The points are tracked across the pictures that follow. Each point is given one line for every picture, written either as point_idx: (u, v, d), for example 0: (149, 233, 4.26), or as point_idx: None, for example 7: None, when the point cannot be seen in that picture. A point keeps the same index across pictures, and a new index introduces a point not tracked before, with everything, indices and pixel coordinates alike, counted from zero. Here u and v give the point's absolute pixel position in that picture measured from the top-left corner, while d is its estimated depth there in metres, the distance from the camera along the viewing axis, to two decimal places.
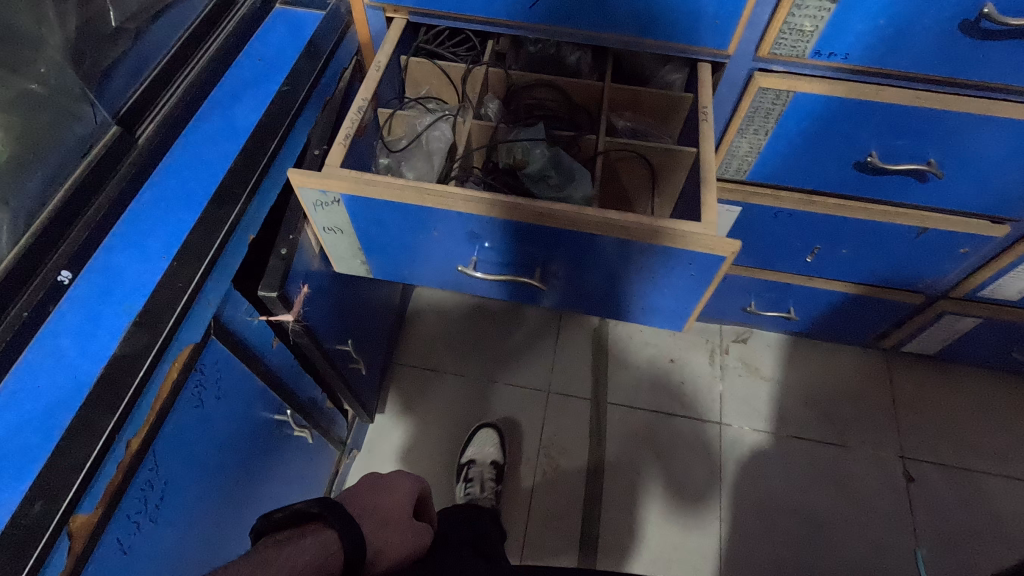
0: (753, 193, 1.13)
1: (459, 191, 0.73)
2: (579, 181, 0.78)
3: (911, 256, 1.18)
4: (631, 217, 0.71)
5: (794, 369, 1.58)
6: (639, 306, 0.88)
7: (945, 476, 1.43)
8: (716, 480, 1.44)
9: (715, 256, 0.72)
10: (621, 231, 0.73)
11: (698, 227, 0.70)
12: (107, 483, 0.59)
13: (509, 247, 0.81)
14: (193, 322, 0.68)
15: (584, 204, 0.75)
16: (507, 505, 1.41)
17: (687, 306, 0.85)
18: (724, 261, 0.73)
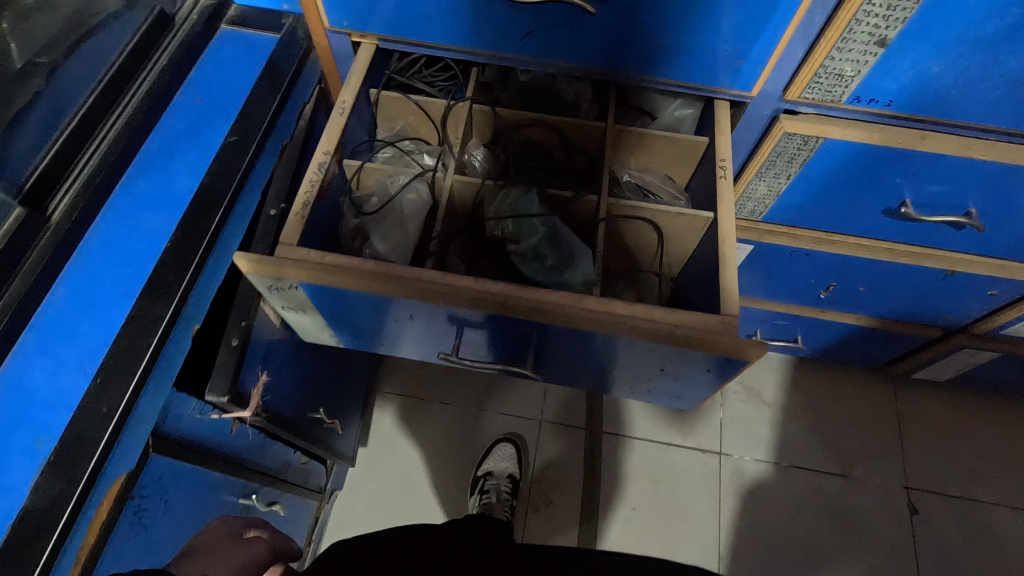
0: (768, 231, 1.02)
1: (440, 282, 0.63)
2: (579, 262, 0.68)
3: (934, 294, 1.10)
4: (642, 322, 0.62)
5: (798, 393, 1.51)
6: (650, 394, 0.79)
7: (950, 507, 1.39)
8: (715, 515, 1.39)
9: (736, 362, 0.63)
10: (628, 330, 0.63)
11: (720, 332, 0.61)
12: None
13: (498, 332, 0.70)
14: (126, 448, 0.58)
15: (585, 296, 0.65)
16: (523, 520, 1.36)
17: (700, 399, 0.76)
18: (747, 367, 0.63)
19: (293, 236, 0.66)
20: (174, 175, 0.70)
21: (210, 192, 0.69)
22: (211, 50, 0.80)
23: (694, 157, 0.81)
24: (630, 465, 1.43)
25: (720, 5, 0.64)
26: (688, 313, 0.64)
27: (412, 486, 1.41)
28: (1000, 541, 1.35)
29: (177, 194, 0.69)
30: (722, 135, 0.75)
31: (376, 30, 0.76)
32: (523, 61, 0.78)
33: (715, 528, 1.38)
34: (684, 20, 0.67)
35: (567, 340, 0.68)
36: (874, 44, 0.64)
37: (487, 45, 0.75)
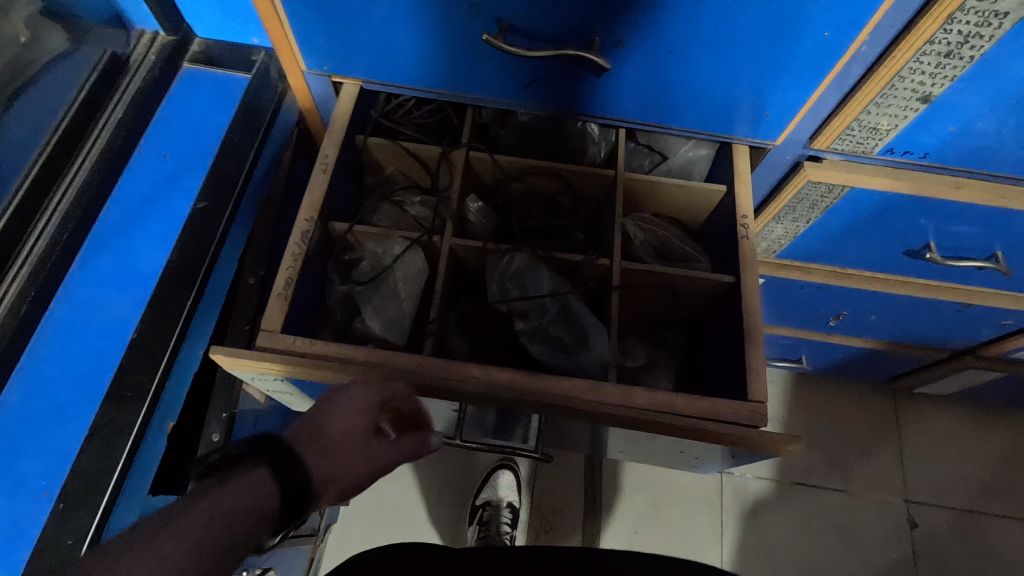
0: (780, 266, 0.97)
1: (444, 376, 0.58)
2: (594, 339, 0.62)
3: (946, 323, 1.06)
4: (663, 415, 0.57)
5: (798, 407, 1.49)
6: (669, 463, 0.75)
7: (950, 519, 1.39)
8: (717, 535, 1.37)
9: (768, 454, 0.59)
10: (651, 423, 0.58)
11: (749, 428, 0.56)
12: None
13: (504, 414, 0.65)
14: None
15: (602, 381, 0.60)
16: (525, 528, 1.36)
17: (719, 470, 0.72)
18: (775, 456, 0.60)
19: (275, 322, 0.59)
20: (138, 250, 0.62)
21: (181, 270, 0.62)
22: (172, 93, 0.71)
23: (710, 205, 0.75)
24: (631, 487, 1.40)
25: (746, 57, 0.58)
26: (714, 400, 0.58)
27: (411, 510, 1.36)
28: (999, 554, 1.36)
29: (142, 274, 0.61)
30: (743, 188, 0.70)
31: (361, 74, 0.68)
32: (526, 107, 0.71)
33: (718, 549, 1.36)
34: (708, 70, 0.61)
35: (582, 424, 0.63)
36: (915, 100, 0.58)
37: (488, 91, 0.68)
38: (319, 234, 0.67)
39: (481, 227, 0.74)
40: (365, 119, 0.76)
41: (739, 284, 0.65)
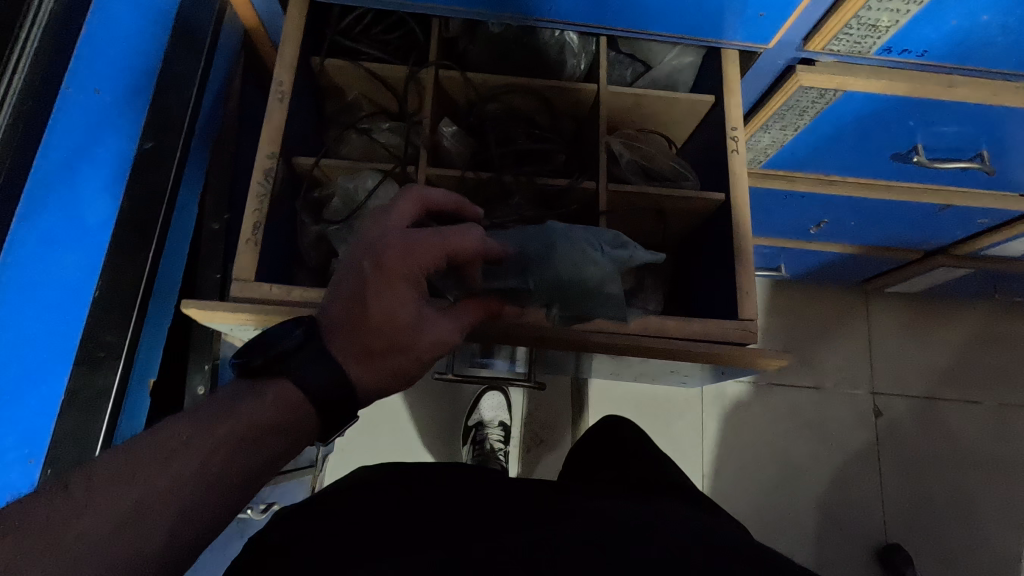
0: (764, 176, 0.95)
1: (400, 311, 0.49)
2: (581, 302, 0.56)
3: (924, 225, 1.07)
4: (658, 340, 0.57)
5: (775, 312, 1.53)
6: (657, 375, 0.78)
7: (911, 407, 1.49)
8: (698, 437, 1.44)
9: (755, 369, 0.62)
10: (644, 349, 0.59)
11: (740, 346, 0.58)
12: None
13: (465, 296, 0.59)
14: None
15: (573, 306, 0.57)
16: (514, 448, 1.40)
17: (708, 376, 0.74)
18: (763, 369, 0.62)
19: (249, 270, 0.56)
20: (87, 199, 0.58)
21: None
22: None
23: (698, 116, 0.72)
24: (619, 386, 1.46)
25: None
26: (706, 321, 0.58)
27: (405, 430, 1.37)
28: (955, 433, 1.47)
29: (91, 228, 0.58)
30: (732, 99, 0.66)
31: None
32: (499, 16, 0.64)
33: (699, 449, 1.44)
34: None
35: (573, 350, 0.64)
36: None
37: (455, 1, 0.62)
38: (283, 172, 0.62)
39: (457, 153, 0.70)
40: (318, 39, 0.69)
41: (729, 202, 0.64)
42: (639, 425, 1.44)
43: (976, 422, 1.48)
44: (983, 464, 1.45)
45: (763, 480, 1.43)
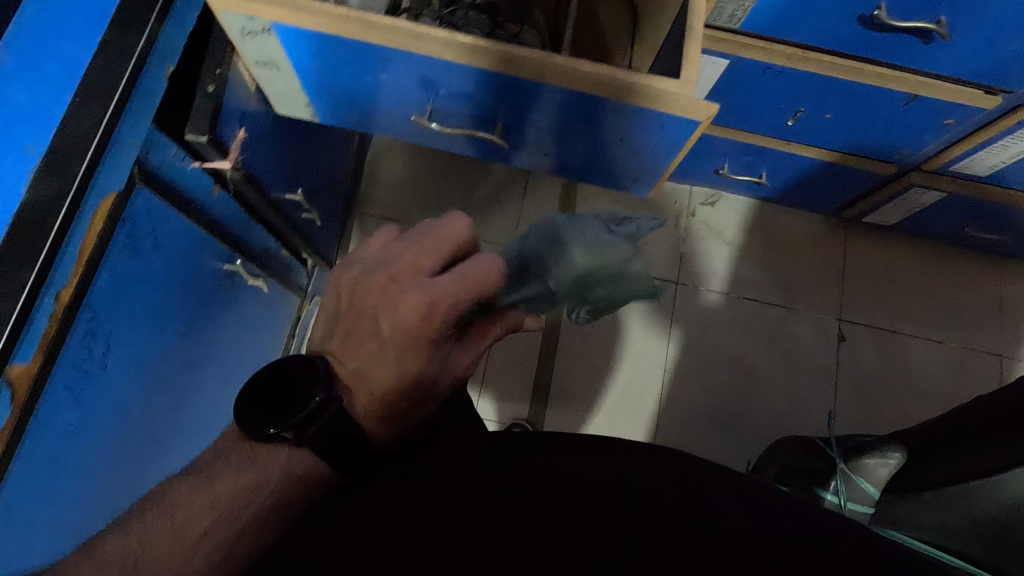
0: (745, 45, 1.01)
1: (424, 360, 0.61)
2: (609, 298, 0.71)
3: (896, 125, 1.13)
4: (604, 71, 0.64)
5: (756, 233, 1.59)
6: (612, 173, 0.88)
7: (875, 338, 1.54)
8: (665, 335, 1.52)
9: (690, 119, 0.67)
10: (593, 85, 0.66)
11: (674, 86, 0.64)
12: (41, 335, 0.57)
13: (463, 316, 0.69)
14: (115, 167, 0.62)
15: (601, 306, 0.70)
16: None
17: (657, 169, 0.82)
18: (699, 125, 0.68)
19: None
20: None
21: None
22: None
23: None
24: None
25: None
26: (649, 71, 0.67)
27: None
28: (915, 368, 1.52)
29: None
30: None
31: None
32: None
33: (665, 346, 1.51)
34: None
35: (527, 94, 0.71)
36: None
37: None
38: None
39: None
40: None
41: None
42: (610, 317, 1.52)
43: (937, 361, 1.53)
44: (938, 399, 1.50)
45: (722, 385, 1.50)
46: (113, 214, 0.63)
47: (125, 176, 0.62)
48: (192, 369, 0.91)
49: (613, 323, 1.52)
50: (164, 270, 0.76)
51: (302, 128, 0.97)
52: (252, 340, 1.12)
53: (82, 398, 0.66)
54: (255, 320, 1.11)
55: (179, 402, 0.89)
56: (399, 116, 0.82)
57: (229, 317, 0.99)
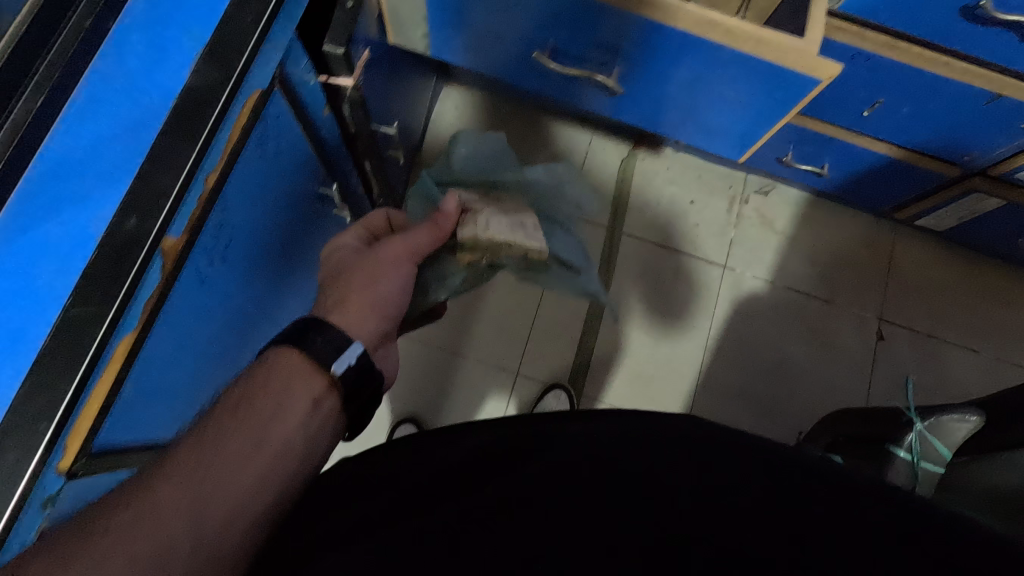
0: (838, 27, 1.03)
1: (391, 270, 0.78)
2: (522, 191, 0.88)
3: (973, 125, 1.14)
4: (738, 21, 0.65)
5: (805, 226, 1.61)
6: (707, 128, 0.91)
7: (913, 340, 1.56)
8: (708, 315, 1.55)
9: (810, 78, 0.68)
10: (726, 35, 0.67)
11: (801, 42, 0.66)
12: (191, 214, 0.60)
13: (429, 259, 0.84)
14: (262, 69, 0.64)
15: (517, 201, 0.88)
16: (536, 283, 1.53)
17: (754, 130, 0.84)
18: (818, 85, 0.70)
19: None
20: None
21: None
22: None
23: None
24: (659, 227, 1.59)
25: None
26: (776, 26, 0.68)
27: None
28: (949, 373, 1.54)
29: None
30: None
31: None
32: None
33: (707, 326, 1.54)
34: None
35: (654, 42, 0.72)
36: None
37: None
38: None
39: None
40: None
41: None
42: (655, 292, 1.55)
43: (971, 368, 1.55)
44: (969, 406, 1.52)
45: (758, 369, 1.53)
46: (256, 112, 0.65)
47: (269, 80, 0.65)
48: (283, 283, 0.94)
49: (656, 298, 1.55)
50: (277, 177, 0.79)
51: (395, 55, 0.98)
52: None
53: (205, 287, 0.69)
54: None
55: (263, 325, 0.91)
56: (520, 50, 0.85)
57: (315, 241, 1.02)
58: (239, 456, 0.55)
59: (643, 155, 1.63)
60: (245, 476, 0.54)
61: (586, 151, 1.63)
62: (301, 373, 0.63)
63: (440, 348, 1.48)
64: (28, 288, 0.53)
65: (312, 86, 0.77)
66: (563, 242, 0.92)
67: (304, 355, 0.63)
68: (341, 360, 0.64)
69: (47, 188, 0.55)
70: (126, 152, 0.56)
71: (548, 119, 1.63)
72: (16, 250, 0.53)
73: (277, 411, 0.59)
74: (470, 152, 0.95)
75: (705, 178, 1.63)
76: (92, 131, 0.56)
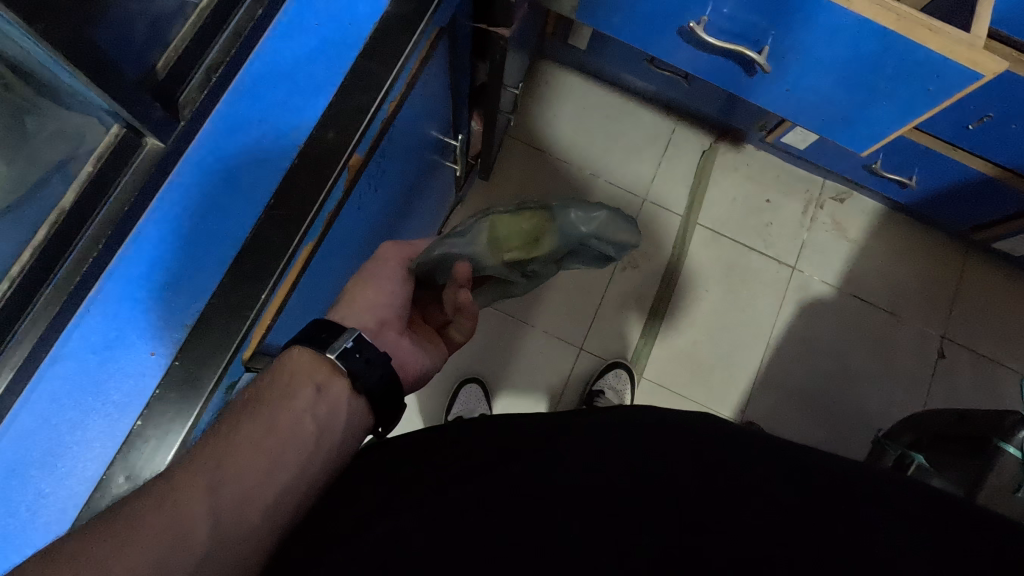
0: None
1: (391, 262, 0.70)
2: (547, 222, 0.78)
3: None
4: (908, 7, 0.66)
5: (879, 236, 1.62)
6: (838, 125, 0.90)
7: (974, 362, 1.56)
8: (773, 313, 1.56)
9: (973, 73, 0.69)
10: (896, 20, 0.67)
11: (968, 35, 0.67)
12: (374, 134, 0.64)
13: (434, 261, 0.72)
14: (445, 7, 0.69)
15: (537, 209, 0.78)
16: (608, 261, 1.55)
17: (892, 126, 0.84)
18: (977, 82, 0.70)
19: None
20: None
21: None
22: None
23: None
24: (732, 221, 1.60)
25: None
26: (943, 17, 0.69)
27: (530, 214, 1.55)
28: (1007, 398, 1.54)
29: None
30: None
31: None
32: None
33: (770, 324, 1.56)
34: None
35: (825, 20, 0.71)
36: None
37: None
38: None
39: None
40: None
41: None
42: (723, 284, 1.57)
43: None
44: None
45: (817, 372, 1.54)
46: (431, 46, 0.70)
47: (447, 17, 0.70)
48: (399, 226, 0.98)
49: (723, 290, 1.57)
50: (422, 116, 0.82)
51: (531, 17, 1.00)
52: (430, 222, 1.19)
53: (358, 210, 0.72)
54: (436, 207, 1.17)
55: None
56: (671, 25, 0.85)
57: (428, 191, 1.05)
58: (268, 439, 0.50)
59: (725, 149, 1.64)
60: (269, 460, 0.50)
61: (668, 139, 1.64)
62: (305, 366, 0.56)
63: (509, 315, 1.51)
64: (236, 186, 0.56)
65: (466, 32, 0.80)
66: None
67: (309, 350, 0.57)
68: (337, 343, 0.57)
69: (253, 96, 0.58)
70: (327, 69, 0.60)
71: (635, 103, 1.65)
72: (224, 148, 0.56)
73: (283, 397, 0.53)
74: None
75: (784, 178, 1.63)
76: (298, 50, 0.60)
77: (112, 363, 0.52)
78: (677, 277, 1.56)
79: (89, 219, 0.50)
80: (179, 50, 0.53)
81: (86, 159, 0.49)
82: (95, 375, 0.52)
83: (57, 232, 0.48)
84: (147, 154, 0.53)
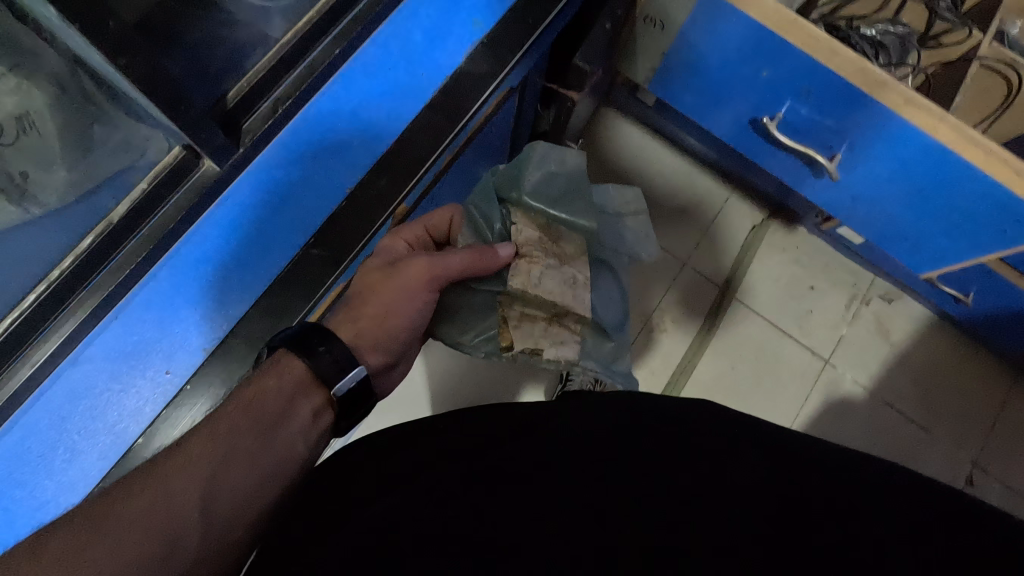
0: None
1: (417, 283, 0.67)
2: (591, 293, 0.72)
3: None
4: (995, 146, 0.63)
5: (922, 345, 1.55)
6: (896, 240, 0.87)
7: (1005, 497, 1.46)
8: (797, 404, 1.50)
9: None
10: (982, 156, 0.64)
11: None
12: (424, 181, 0.67)
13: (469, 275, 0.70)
14: (519, 67, 0.69)
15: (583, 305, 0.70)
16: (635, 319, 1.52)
17: (956, 254, 0.81)
18: None
19: None
20: None
21: None
22: None
23: None
24: (771, 300, 1.56)
25: None
26: None
27: None
28: None
29: None
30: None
31: None
32: None
33: (792, 414, 1.49)
34: None
35: (904, 141, 0.69)
36: None
37: None
38: None
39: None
40: None
41: None
42: (750, 364, 1.52)
43: None
44: None
45: None
46: (498, 103, 0.71)
47: (519, 78, 0.70)
48: None
49: (749, 371, 1.52)
50: (475, 160, 0.83)
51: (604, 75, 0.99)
52: None
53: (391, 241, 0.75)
54: None
55: None
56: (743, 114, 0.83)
57: None
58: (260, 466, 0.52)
59: (776, 228, 1.60)
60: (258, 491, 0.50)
61: (720, 208, 1.61)
62: (297, 383, 0.57)
63: None
64: (279, 217, 0.57)
65: (536, 88, 0.81)
66: (607, 297, 0.74)
67: (300, 357, 0.56)
68: (341, 386, 0.59)
69: (316, 128, 0.57)
70: (392, 116, 0.61)
71: (693, 165, 1.63)
72: (279, 178, 0.56)
73: (285, 417, 0.55)
74: (538, 178, 0.71)
75: (831, 267, 1.58)
76: (370, 89, 0.59)
77: (125, 378, 0.52)
78: (703, 347, 1.52)
79: (134, 231, 0.50)
80: (251, 82, 0.53)
81: (146, 172, 0.50)
82: (103, 387, 0.52)
83: (104, 241, 0.48)
84: (202, 174, 0.52)
